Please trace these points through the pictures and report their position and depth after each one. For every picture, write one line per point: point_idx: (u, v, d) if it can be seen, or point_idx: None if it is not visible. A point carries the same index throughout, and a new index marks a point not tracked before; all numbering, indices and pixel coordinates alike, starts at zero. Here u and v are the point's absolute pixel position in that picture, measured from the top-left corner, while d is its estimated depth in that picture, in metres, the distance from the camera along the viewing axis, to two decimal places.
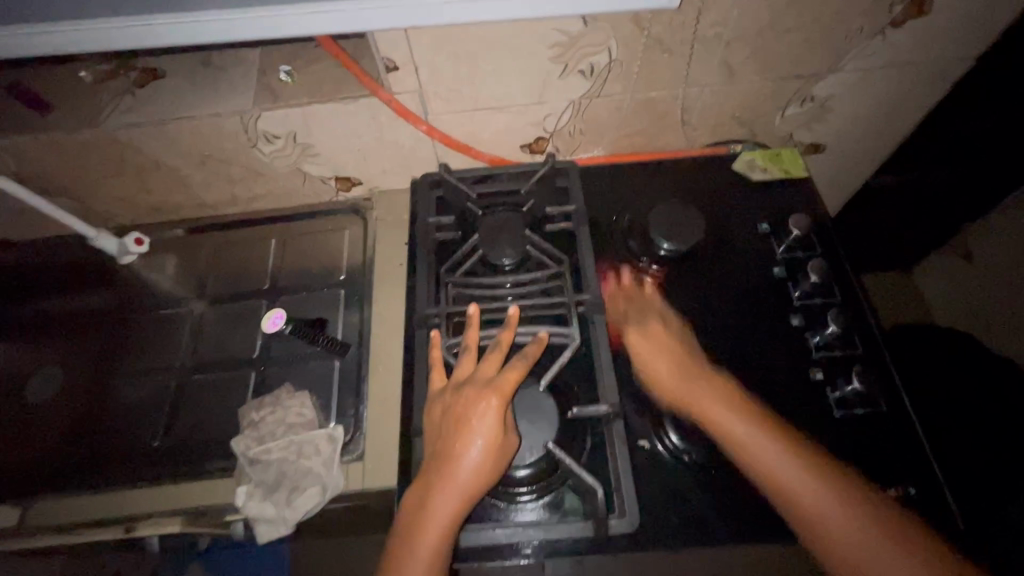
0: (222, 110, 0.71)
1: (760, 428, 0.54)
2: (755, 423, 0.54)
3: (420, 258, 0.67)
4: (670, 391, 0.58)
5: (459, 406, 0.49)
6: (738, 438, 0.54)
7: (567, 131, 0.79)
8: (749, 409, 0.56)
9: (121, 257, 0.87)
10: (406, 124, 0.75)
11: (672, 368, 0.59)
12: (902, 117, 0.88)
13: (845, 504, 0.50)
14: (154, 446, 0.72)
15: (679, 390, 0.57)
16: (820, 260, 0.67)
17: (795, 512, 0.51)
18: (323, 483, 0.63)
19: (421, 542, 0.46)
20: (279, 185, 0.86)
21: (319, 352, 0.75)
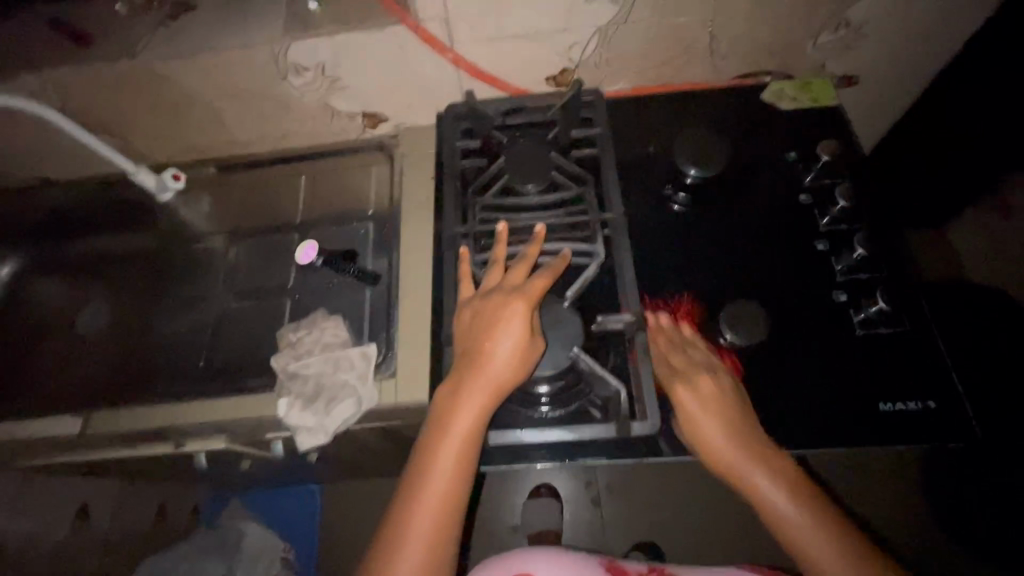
0: (253, 40, 0.72)
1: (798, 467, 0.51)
2: (783, 476, 0.51)
3: (449, 183, 0.69)
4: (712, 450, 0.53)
5: (488, 309, 0.52)
6: (762, 490, 0.51)
7: (592, 63, 0.79)
8: (777, 466, 0.52)
9: (161, 194, 0.87)
10: (433, 54, 0.75)
11: (707, 408, 0.54)
12: (939, 47, 0.85)
13: (858, 567, 0.47)
14: (201, 364, 0.80)
15: (725, 458, 0.52)
16: (848, 186, 0.67)
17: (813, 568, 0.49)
18: (359, 395, 0.66)
19: (453, 430, 0.50)
20: (307, 122, 0.87)
21: (351, 280, 0.78)
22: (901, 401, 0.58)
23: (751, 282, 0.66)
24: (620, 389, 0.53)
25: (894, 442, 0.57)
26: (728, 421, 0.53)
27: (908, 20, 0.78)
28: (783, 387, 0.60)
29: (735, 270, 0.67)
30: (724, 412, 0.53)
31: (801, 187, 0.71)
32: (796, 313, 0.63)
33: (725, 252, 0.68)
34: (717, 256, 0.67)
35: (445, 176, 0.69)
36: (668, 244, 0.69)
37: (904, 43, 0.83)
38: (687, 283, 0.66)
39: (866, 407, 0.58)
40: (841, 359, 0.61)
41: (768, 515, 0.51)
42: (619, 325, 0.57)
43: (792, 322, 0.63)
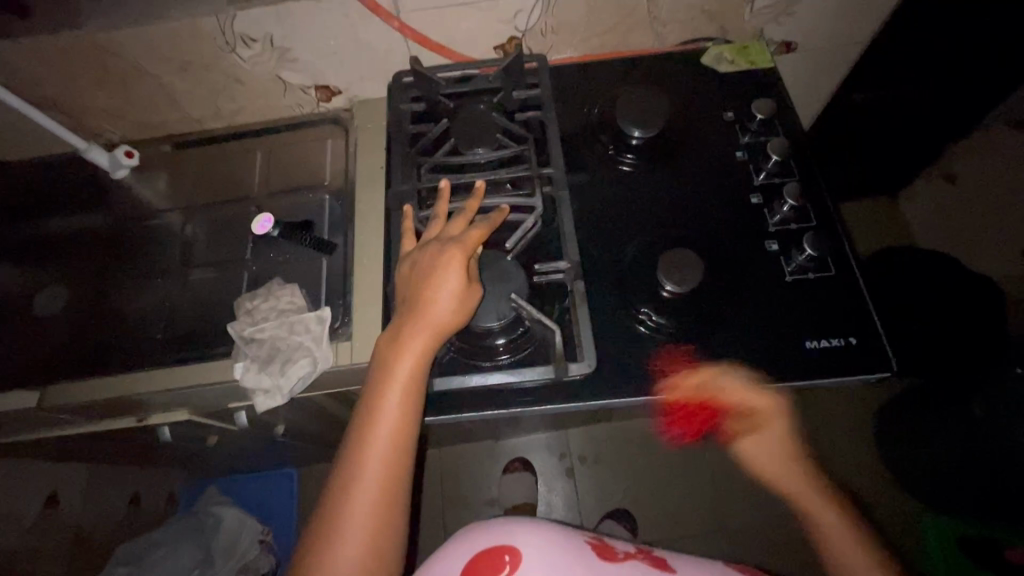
0: (198, 10, 0.73)
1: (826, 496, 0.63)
2: (807, 488, 0.63)
3: (396, 147, 0.71)
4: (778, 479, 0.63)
5: (428, 257, 0.54)
6: (801, 497, 0.63)
7: (538, 30, 0.81)
8: (814, 482, 0.63)
9: (115, 171, 0.88)
10: (379, 22, 0.76)
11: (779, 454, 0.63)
12: (870, 13, 0.89)
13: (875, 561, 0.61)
14: (160, 337, 0.79)
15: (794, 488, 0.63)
16: (780, 141, 0.70)
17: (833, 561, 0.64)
18: (313, 356, 0.68)
19: (397, 373, 0.51)
20: (259, 96, 0.88)
21: (308, 249, 0.79)
22: (827, 339, 0.62)
23: (690, 235, 0.69)
24: (556, 331, 0.57)
25: (818, 377, 0.60)
26: (781, 449, 0.62)
27: None
28: (716, 330, 0.63)
29: (676, 225, 0.70)
30: (772, 445, 0.62)
31: (738, 145, 0.74)
32: (732, 263, 0.66)
33: (666, 209, 0.71)
34: (662, 215, 0.71)
35: (393, 140, 0.71)
36: (613, 203, 0.72)
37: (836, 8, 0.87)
38: (629, 237, 0.70)
39: (794, 345, 0.62)
40: (771, 303, 0.64)
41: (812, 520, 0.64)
42: (557, 274, 0.61)
43: (727, 271, 0.66)
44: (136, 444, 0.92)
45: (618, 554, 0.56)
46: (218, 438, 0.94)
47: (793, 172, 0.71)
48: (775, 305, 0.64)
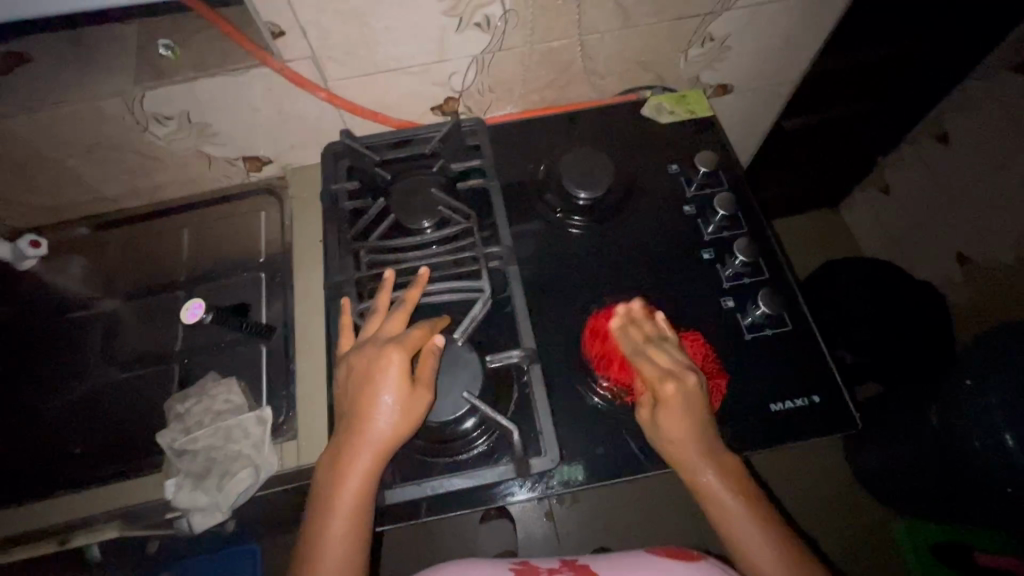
0: (99, 92, 0.66)
1: (690, 444, 0.54)
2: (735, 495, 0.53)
3: (331, 226, 0.67)
4: (681, 452, 0.54)
5: (366, 363, 0.52)
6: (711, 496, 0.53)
7: (475, 90, 0.79)
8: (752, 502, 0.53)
9: (19, 263, 0.81)
10: (304, 92, 0.72)
11: (684, 442, 0.54)
12: (798, 51, 0.91)
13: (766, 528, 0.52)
14: (78, 452, 0.69)
15: (678, 452, 0.54)
16: (725, 194, 0.70)
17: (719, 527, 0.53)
18: (255, 465, 0.63)
19: (338, 501, 0.48)
20: (182, 170, 0.82)
21: (244, 336, 0.73)
22: (791, 398, 0.62)
23: (645, 295, 0.67)
24: (514, 430, 0.54)
25: (781, 440, 0.59)
26: (697, 430, 0.55)
27: (762, 31, 0.84)
28: None
29: (634, 287, 0.68)
30: (675, 406, 0.55)
31: (685, 198, 0.74)
32: (689, 322, 0.65)
33: (620, 269, 0.70)
34: (616, 276, 0.69)
35: (328, 220, 0.67)
36: (564, 266, 0.70)
37: (766, 48, 0.88)
38: (583, 304, 0.67)
39: (757, 409, 0.61)
40: (732, 362, 0.63)
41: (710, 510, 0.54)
42: (511, 361, 0.57)
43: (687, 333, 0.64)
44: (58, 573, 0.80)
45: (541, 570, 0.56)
46: (162, 546, 0.84)
47: (740, 224, 0.70)
48: (742, 367, 0.63)
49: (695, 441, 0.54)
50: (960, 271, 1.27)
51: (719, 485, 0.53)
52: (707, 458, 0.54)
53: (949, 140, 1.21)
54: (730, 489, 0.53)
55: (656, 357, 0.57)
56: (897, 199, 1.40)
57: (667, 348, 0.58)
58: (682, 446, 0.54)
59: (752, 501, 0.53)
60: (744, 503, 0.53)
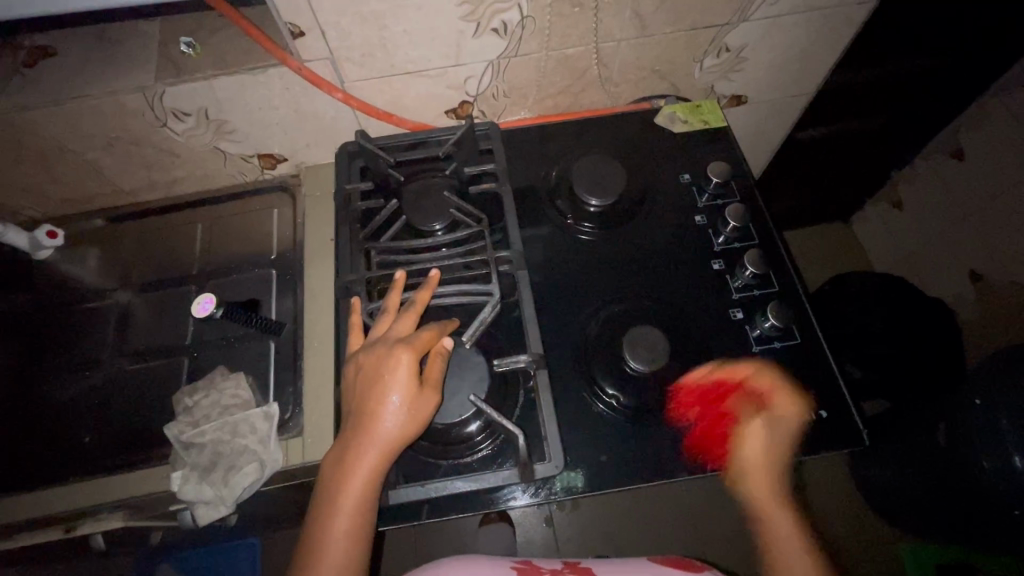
0: (121, 87, 0.68)
1: (767, 461, 0.58)
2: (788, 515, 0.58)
3: (343, 226, 0.68)
4: (758, 465, 0.57)
5: (375, 363, 0.52)
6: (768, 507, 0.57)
7: (490, 95, 0.80)
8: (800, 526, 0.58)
9: (36, 252, 0.82)
10: (321, 93, 0.73)
11: (767, 457, 0.58)
12: (814, 64, 0.91)
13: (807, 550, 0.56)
14: (86, 441, 0.70)
15: (754, 463, 0.58)
16: (737, 205, 0.70)
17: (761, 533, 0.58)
18: (261, 460, 0.64)
19: (342, 500, 0.48)
20: (198, 166, 0.83)
21: (254, 332, 0.74)
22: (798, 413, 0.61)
23: (654, 303, 0.67)
24: (520, 435, 0.54)
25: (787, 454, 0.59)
26: (781, 450, 0.58)
27: (778, 43, 0.84)
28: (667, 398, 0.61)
29: (643, 295, 0.68)
30: (772, 424, 0.59)
31: (696, 208, 0.74)
32: (698, 332, 0.65)
33: (629, 277, 0.70)
34: (625, 284, 0.69)
35: (340, 220, 0.68)
36: (573, 271, 0.70)
37: (782, 59, 0.88)
38: (592, 310, 0.67)
39: None
40: None
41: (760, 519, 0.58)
42: (518, 365, 0.57)
43: (695, 343, 0.64)
44: (64, 560, 0.81)
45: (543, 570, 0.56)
46: (165, 537, 0.85)
47: (751, 236, 0.70)
48: None
49: (773, 461, 0.57)
50: (972, 289, 1.26)
51: (780, 503, 0.58)
52: (777, 479, 0.58)
53: (962, 157, 1.20)
54: (782, 508, 0.58)
55: (762, 379, 0.61)
56: (909, 215, 1.39)
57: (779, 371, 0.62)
58: (755, 459, 0.58)
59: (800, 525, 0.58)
60: (794, 518, 0.58)
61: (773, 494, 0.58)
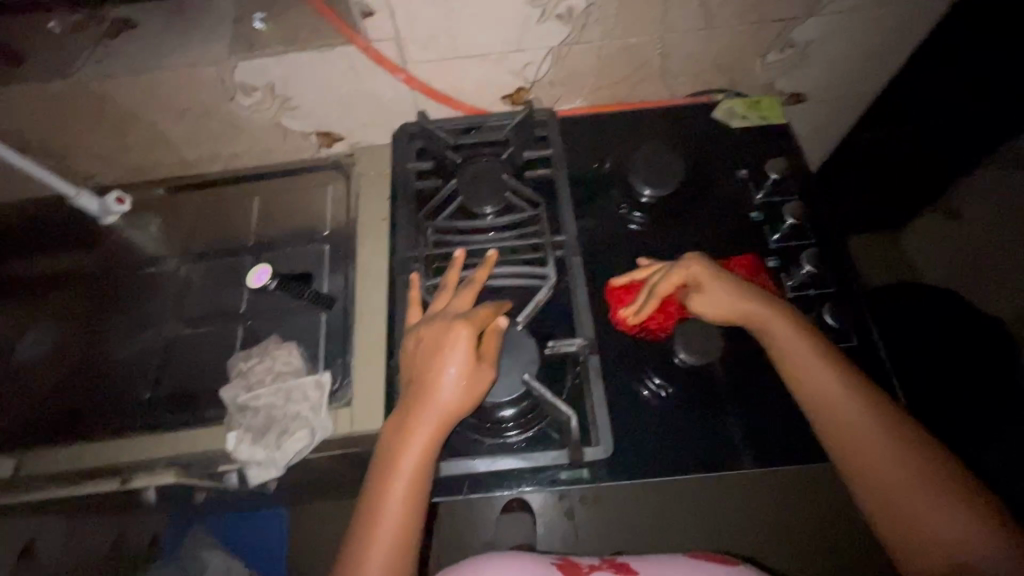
0: (196, 59, 0.70)
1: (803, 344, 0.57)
2: (854, 398, 0.55)
3: (400, 205, 0.69)
4: (784, 347, 0.57)
5: (433, 336, 0.53)
6: (828, 391, 0.55)
7: (547, 83, 0.80)
8: (875, 413, 0.54)
9: (104, 218, 0.84)
10: (384, 73, 0.74)
11: (791, 341, 0.57)
12: (880, 64, 0.89)
13: (887, 431, 0.53)
14: (147, 398, 0.74)
15: (783, 346, 0.57)
16: (795, 203, 0.68)
17: (833, 424, 0.54)
18: (311, 426, 0.65)
19: (400, 463, 0.49)
20: (259, 141, 0.86)
21: (306, 304, 0.76)
22: None
23: None
24: (572, 418, 0.54)
25: None
26: (803, 332, 0.58)
27: (845, 40, 0.82)
28: (719, 393, 0.61)
29: None
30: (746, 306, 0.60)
31: (752, 204, 0.73)
32: None
33: None
34: None
35: (398, 198, 0.69)
36: (623, 261, 0.70)
37: (848, 57, 0.86)
38: None
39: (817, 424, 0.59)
40: None
41: (818, 408, 0.55)
42: (572, 349, 0.58)
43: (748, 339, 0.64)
44: (114, 513, 0.85)
45: (583, 567, 0.52)
46: (208, 498, 0.88)
47: (808, 235, 0.69)
48: None
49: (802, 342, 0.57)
50: None
51: (839, 386, 0.55)
52: (821, 357, 0.56)
53: None
54: (850, 393, 0.55)
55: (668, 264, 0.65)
56: None
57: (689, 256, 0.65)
58: (783, 338, 0.58)
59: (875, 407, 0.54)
60: (861, 401, 0.54)
61: (823, 373, 0.56)
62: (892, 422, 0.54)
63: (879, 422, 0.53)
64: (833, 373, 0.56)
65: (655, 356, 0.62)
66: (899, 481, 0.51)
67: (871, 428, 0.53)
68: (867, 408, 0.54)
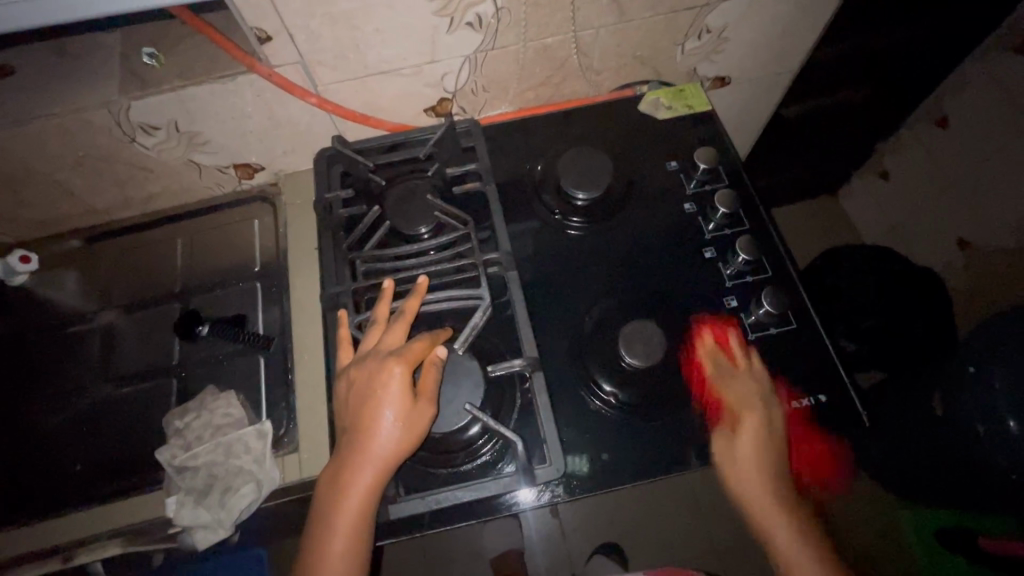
0: (84, 104, 0.65)
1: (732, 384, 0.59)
2: (759, 438, 0.56)
3: (325, 236, 0.66)
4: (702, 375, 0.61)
5: (366, 377, 0.51)
6: (734, 425, 0.57)
7: (468, 91, 0.78)
8: (769, 460, 0.55)
9: (11, 279, 0.80)
10: (294, 98, 0.71)
11: (723, 382, 0.59)
12: (797, 41, 0.90)
13: (766, 476, 0.54)
14: (78, 470, 0.69)
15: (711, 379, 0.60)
16: (726, 191, 0.69)
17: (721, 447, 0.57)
18: (257, 479, 0.63)
19: (340, 518, 0.47)
20: (173, 180, 0.81)
21: (242, 348, 0.72)
22: (798, 398, 0.61)
23: (649, 295, 0.67)
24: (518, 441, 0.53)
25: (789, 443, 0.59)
26: (740, 380, 0.59)
27: (759, 21, 0.83)
28: (670, 393, 0.60)
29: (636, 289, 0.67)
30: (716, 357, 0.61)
31: (685, 195, 0.73)
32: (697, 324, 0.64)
33: (625, 274, 0.68)
34: (619, 278, 0.68)
35: (322, 229, 0.66)
36: (563, 267, 0.69)
37: (765, 37, 0.87)
38: (585, 306, 0.66)
39: None
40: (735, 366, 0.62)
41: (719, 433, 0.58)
42: (514, 370, 0.56)
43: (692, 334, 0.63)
44: None
45: None
46: None
47: (742, 221, 0.69)
48: None
49: (735, 385, 0.59)
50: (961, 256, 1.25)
51: (748, 424, 0.56)
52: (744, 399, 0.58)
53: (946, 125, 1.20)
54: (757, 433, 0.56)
55: (736, 382, 0.59)
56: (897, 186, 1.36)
57: (748, 377, 0.60)
58: (712, 375, 0.60)
59: (773, 457, 0.55)
60: (765, 444, 0.55)
61: (739, 411, 0.57)
62: (775, 476, 0.55)
63: (766, 467, 0.55)
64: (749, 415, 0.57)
65: (603, 364, 0.61)
66: (751, 510, 0.54)
67: (751, 466, 0.55)
68: (769, 452, 0.55)
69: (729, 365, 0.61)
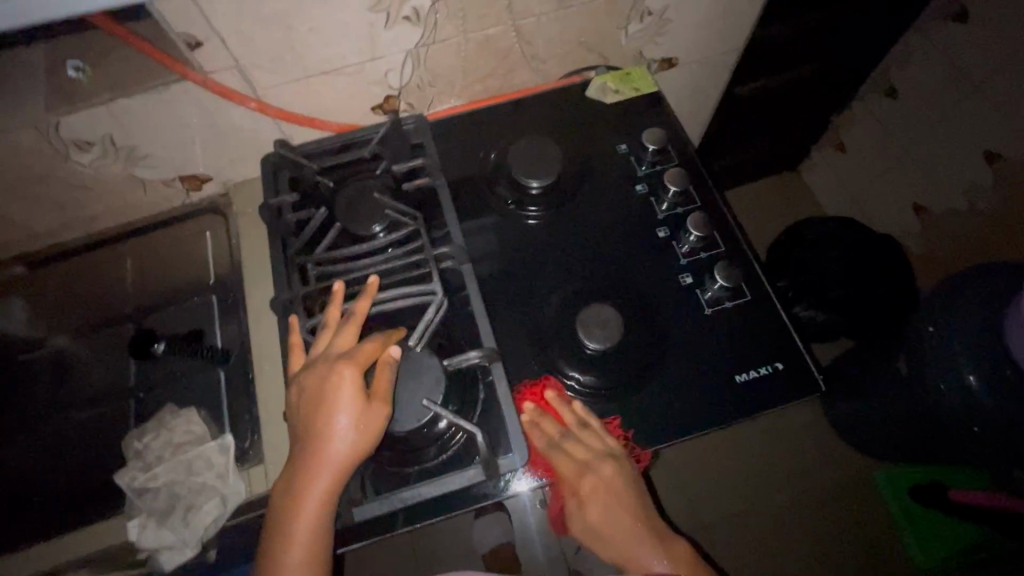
0: (10, 123, 0.63)
1: (574, 464, 0.56)
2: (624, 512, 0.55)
3: (274, 242, 0.64)
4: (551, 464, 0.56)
5: (317, 383, 0.50)
6: (598, 513, 0.55)
7: (414, 86, 0.77)
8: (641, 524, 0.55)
9: None
10: (234, 104, 0.69)
11: (572, 467, 0.56)
12: (739, 19, 0.91)
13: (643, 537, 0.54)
14: (37, 501, 0.66)
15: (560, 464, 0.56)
16: (675, 169, 0.69)
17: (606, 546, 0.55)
18: (221, 494, 0.62)
19: (297, 527, 0.47)
20: (117, 197, 0.79)
21: (201, 364, 0.71)
22: (756, 368, 0.62)
23: (606, 278, 0.67)
24: (478, 433, 0.52)
25: (750, 413, 0.60)
26: (582, 458, 0.56)
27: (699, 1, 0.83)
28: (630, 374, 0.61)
29: (593, 274, 0.67)
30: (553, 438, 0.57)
31: (637, 177, 0.73)
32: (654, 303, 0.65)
33: (582, 259, 0.69)
34: (575, 264, 0.68)
35: (271, 236, 0.65)
36: (520, 258, 0.69)
37: (706, 17, 0.88)
38: (543, 294, 0.66)
39: (722, 380, 0.61)
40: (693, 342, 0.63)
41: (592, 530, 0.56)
42: (471, 362, 0.56)
43: (649, 313, 0.64)
44: None
45: None
46: None
47: (693, 198, 0.70)
48: (697, 351, 0.63)
49: (577, 464, 0.56)
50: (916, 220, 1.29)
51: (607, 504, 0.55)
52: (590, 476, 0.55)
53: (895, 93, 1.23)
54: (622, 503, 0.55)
55: (574, 449, 0.56)
56: (853, 156, 1.39)
57: (586, 437, 0.57)
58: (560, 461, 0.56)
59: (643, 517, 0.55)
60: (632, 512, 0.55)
61: (590, 492, 0.56)
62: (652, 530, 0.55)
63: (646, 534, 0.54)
64: (598, 496, 0.55)
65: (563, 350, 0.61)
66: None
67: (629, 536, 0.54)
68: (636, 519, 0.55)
69: (555, 434, 0.58)
